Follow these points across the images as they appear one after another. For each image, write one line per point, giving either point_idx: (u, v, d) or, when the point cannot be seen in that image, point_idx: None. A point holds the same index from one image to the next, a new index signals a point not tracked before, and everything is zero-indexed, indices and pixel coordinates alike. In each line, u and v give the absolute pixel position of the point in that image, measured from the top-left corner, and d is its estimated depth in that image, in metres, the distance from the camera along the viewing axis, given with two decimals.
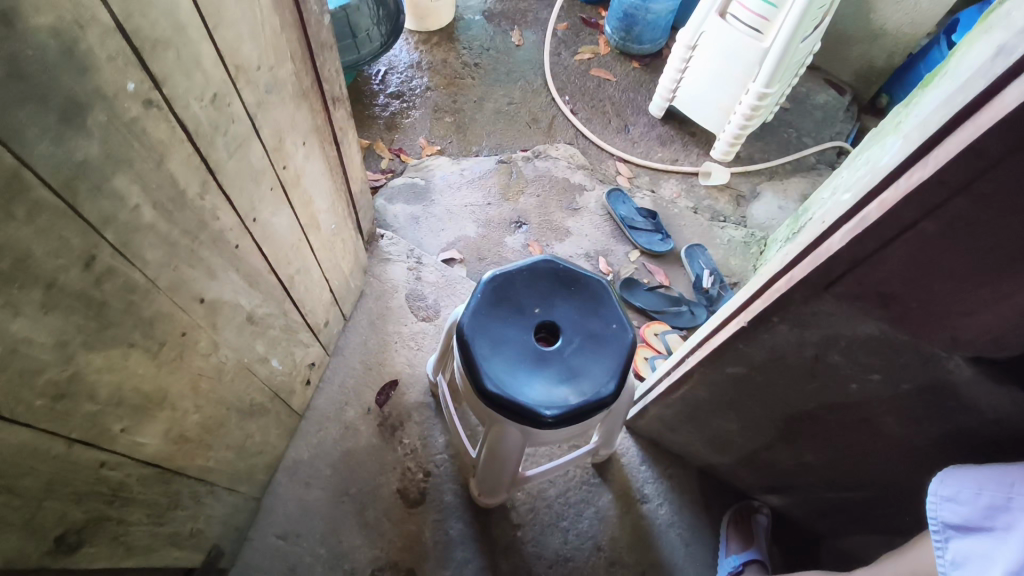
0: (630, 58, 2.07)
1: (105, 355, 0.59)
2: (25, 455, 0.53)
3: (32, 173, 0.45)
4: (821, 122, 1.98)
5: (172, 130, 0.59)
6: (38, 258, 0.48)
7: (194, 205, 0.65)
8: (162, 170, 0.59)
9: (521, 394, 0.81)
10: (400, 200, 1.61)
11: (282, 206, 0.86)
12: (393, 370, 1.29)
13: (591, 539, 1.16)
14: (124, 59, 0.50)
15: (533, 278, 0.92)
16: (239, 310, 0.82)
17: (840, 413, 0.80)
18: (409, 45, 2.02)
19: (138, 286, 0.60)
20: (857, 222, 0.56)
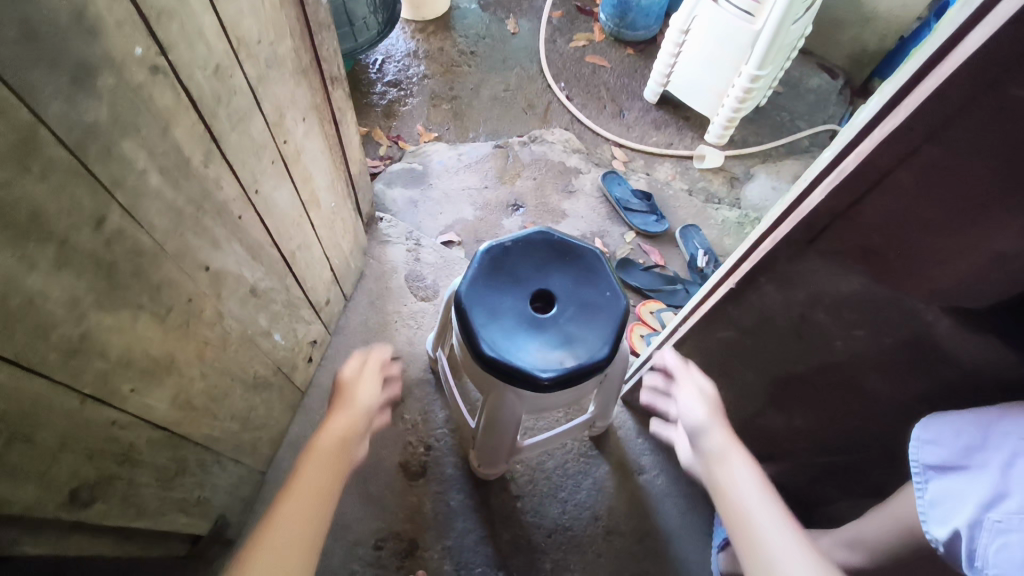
0: (624, 45, 2.09)
1: (115, 316, 0.61)
2: (41, 408, 0.55)
3: (46, 131, 0.47)
4: (814, 105, 2.00)
5: (177, 98, 0.61)
6: (51, 214, 0.50)
7: (199, 173, 0.68)
8: (168, 138, 0.61)
9: (517, 358, 0.84)
10: (398, 184, 1.63)
11: (283, 181, 0.89)
12: (393, 348, 1.32)
13: (589, 509, 1.19)
14: (131, 26, 0.53)
15: (529, 249, 0.94)
16: (242, 282, 0.85)
17: (827, 373, 0.82)
18: (405, 34, 2.04)
19: (146, 249, 0.63)
20: (834, 176, 0.59)
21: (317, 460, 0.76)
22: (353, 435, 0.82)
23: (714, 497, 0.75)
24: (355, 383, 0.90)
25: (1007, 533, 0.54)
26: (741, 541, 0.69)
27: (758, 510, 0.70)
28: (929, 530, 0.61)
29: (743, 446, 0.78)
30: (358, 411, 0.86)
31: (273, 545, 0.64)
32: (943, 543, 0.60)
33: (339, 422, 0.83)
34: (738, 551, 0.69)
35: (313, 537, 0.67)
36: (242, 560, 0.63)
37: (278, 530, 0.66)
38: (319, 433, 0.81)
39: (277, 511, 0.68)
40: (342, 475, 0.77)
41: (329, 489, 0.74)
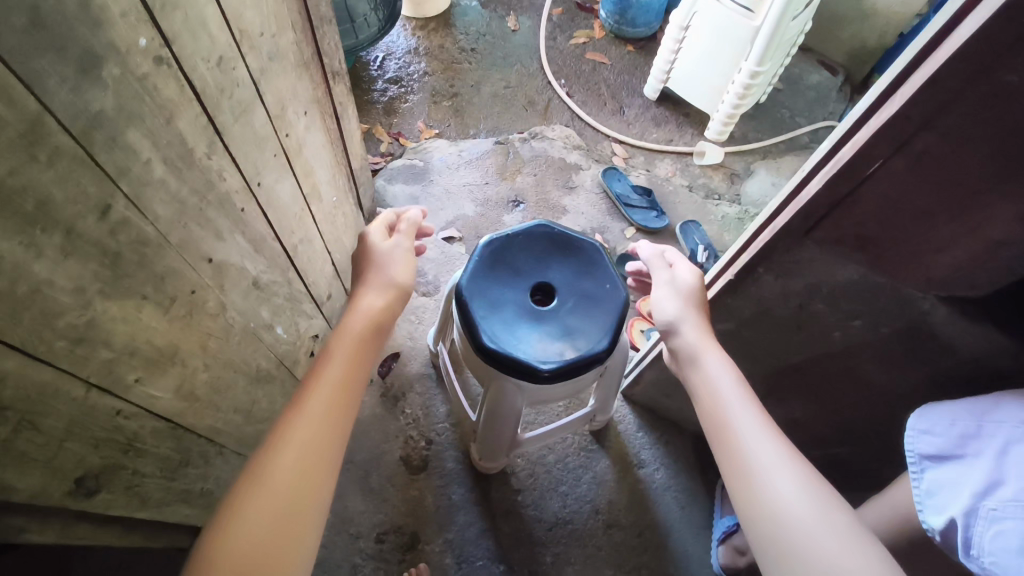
0: (624, 42, 2.09)
1: (120, 305, 0.62)
2: (47, 394, 0.56)
3: (53, 119, 0.48)
4: (813, 102, 2.01)
5: (181, 89, 0.61)
6: (57, 201, 0.51)
7: (202, 165, 0.68)
8: (172, 128, 0.62)
9: (517, 350, 0.84)
10: (399, 180, 1.64)
11: (285, 173, 0.89)
12: (395, 344, 1.33)
13: (589, 503, 1.20)
14: (135, 16, 0.53)
15: (528, 241, 0.94)
16: (245, 274, 0.86)
17: (825, 364, 0.83)
18: (405, 32, 2.04)
19: (150, 239, 0.63)
20: (831, 165, 0.60)
21: (345, 343, 0.78)
22: (387, 316, 0.84)
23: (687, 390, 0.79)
24: (392, 259, 0.90)
25: (1002, 521, 0.54)
26: (715, 432, 0.74)
27: (734, 401, 0.74)
28: (926, 519, 0.61)
29: (713, 341, 0.79)
30: (392, 288, 0.87)
31: (305, 427, 0.68)
32: (940, 532, 0.60)
33: (370, 301, 0.84)
34: (711, 440, 0.74)
35: (341, 421, 0.71)
36: (275, 440, 0.67)
37: (310, 413, 0.69)
38: (351, 311, 0.82)
39: (308, 394, 0.71)
40: (369, 357, 0.80)
41: (357, 373, 0.76)
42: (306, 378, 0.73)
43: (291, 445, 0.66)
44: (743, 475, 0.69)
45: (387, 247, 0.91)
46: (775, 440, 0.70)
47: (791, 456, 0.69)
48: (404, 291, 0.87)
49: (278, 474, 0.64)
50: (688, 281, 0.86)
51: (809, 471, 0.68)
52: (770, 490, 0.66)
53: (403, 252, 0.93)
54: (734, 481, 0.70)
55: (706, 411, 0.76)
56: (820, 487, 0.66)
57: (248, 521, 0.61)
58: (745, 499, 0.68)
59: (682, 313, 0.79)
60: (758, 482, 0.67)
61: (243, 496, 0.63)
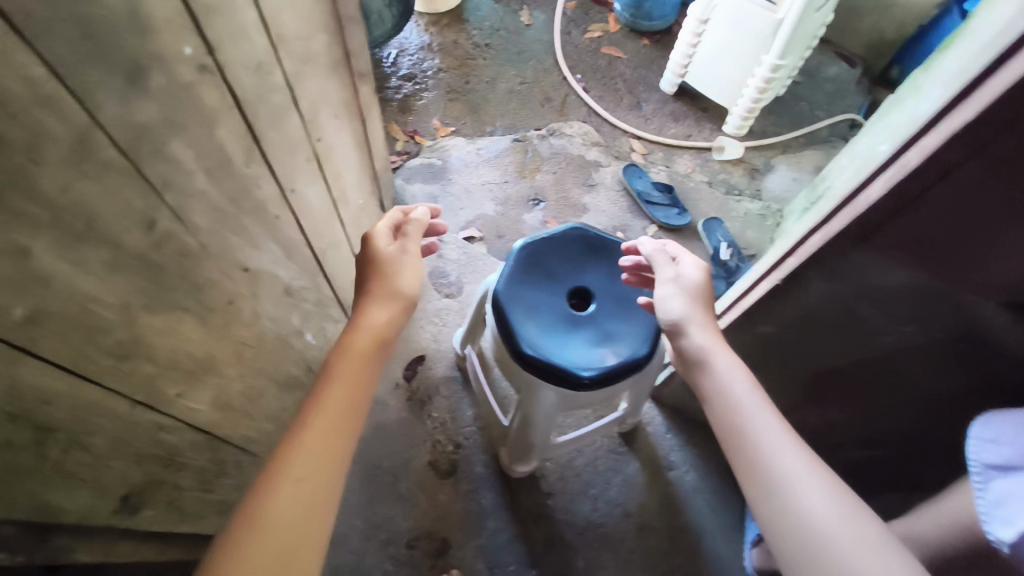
0: (640, 36, 2.06)
1: (163, 319, 0.60)
2: (94, 413, 0.55)
3: (102, 134, 0.46)
4: (833, 95, 1.99)
5: (222, 97, 0.60)
6: (106, 217, 0.49)
7: (240, 173, 0.67)
8: (213, 138, 0.60)
9: (557, 358, 0.83)
10: (417, 179, 1.62)
11: (316, 178, 0.86)
12: (419, 346, 1.32)
13: (620, 506, 1.20)
14: (180, 24, 0.51)
15: (563, 245, 0.92)
16: (277, 281, 0.84)
17: (869, 368, 0.81)
18: (419, 28, 2.01)
19: (192, 251, 0.62)
20: (896, 169, 0.59)
21: (352, 361, 0.77)
22: (388, 331, 0.82)
23: (702, 400, 0.77)
24: (397, 265, 0.87)
25: None
26: (736, 448, 0.71)
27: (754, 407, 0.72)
28: (992, 531, 0.59)
29: (726, 348, 0.76)
30: (398, 300, 0.84)
31: (305, 461, 0.67)
32: (1009, 544, 0.58)
33: (373, 317, 0.82)
34: (732, 456, 0.71)
35: (343, 449, 0.70)
36: (276, 474, 0.65)
37: (311, 445, 0.68)
38: (353, 330, 0.80)
39: (309, 424, 0.70)
40: (372, 376, 0.78)
41: (359, 397, 0.75)
42: (305, 405, 0.72)
43: (291, 481, 0.65)
44: (771, 496, 0.66)
45: (393, 251, 0.88)
46: (802, 457, 0.68)
47: (820, 473, 0.67)
48: (407, 303, 0.85)
49: (280, 511, 0.63)
50: (695, 277, 0.82)
51: (841, 487, 0.66)
52: (800, 512, 0.64)
53: (408, 256, 0.89)
54: (760, 501, 0.67)
55: (724, 426, 0.73)
56: (852, 507, 0.64)
57: (251, 562, 0.60)
58: (773, 522, 0.65)
59: (688, 316, 0.76)
60: (788, 504, 0.65)
61: (244, 538, 0.61)
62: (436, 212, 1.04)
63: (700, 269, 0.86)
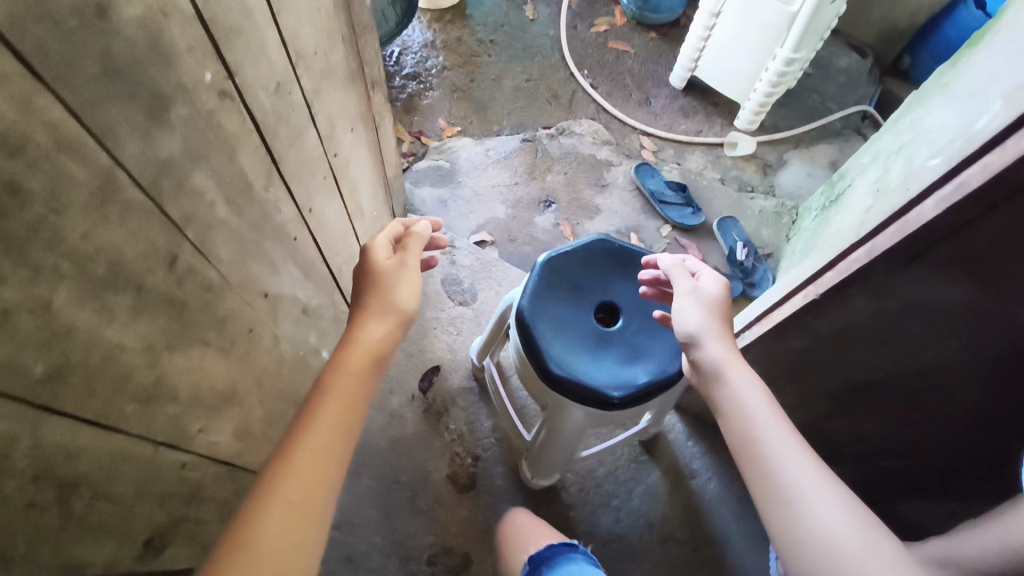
0: (647, 29, 2.02)
1: (185, 356, 0.58)
2: (120, 461, 0.52)
3: (124, 173, 0.43)
4: (844, 86, 1.96)
5: (242, 122, 0.57)
6: (128, 259, 0.46)
7: (260, 198, 0.64)
8: (233, 165, 0.57)
9: (586, 377, 0.80)
10: (426, 182, 1.59)
11: (333, 195, 0.83)
12: (434, 357, 1.29)
13: (643, 516, 1.18)
14: (202, 50, 0.48)
15: (589, 257, 0.90)
16: (296, 302, 0.81)
17: (910, 380, 0.77)
18: (421, 25, 1.96)
19: (213, 284, 0.59)
20: (953, 187, 0.56)
21: (350, 373, 0.70)
22: (386, 347, 0.75)
23: (714, 411, 0.74)
24: (394, 277, 0.80)
25: None
26: (747, 458, 0.68)
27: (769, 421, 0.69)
28: None
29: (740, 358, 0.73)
30: (393, 314, 0.77)
31: (295, 488, 0.61)
32: None
33: (370, 331, 0.74)
34: (743, 466, 0.69)
35: (333, 477, 0.64)
36: (260, 503, 0.59)
37: (301, 470, 0.62)
38: (348, 343, 0.73)
39: (298, 445, 0.63)
40: (369, 395, 0.71)
41: (354, 417, 0.68)
42: (292, 424, 0.65)
43: (279, 511, 0.59)
44: (782, 508, 0.64)
45: (392, 263, 0.81)
46: (815, 471, 0.65)
47: (835, 489, 0.64)
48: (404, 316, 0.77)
49: (264, 543, 0.57)
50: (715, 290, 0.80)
51: (856, 504, 0.63)
52: (809, 527, 0.61)
53: (407, 269, 0.82)
54: (771, 513, 0.65)
55: (737, 438, 0.70)
56: (866, 526, 0.61)
57: None
58: (782, 536, 0.63)
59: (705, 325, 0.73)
60: (796, 518, 0.62)
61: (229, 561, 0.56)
62: (437, 225, 1.00)
63: (719, 282, 0.84)
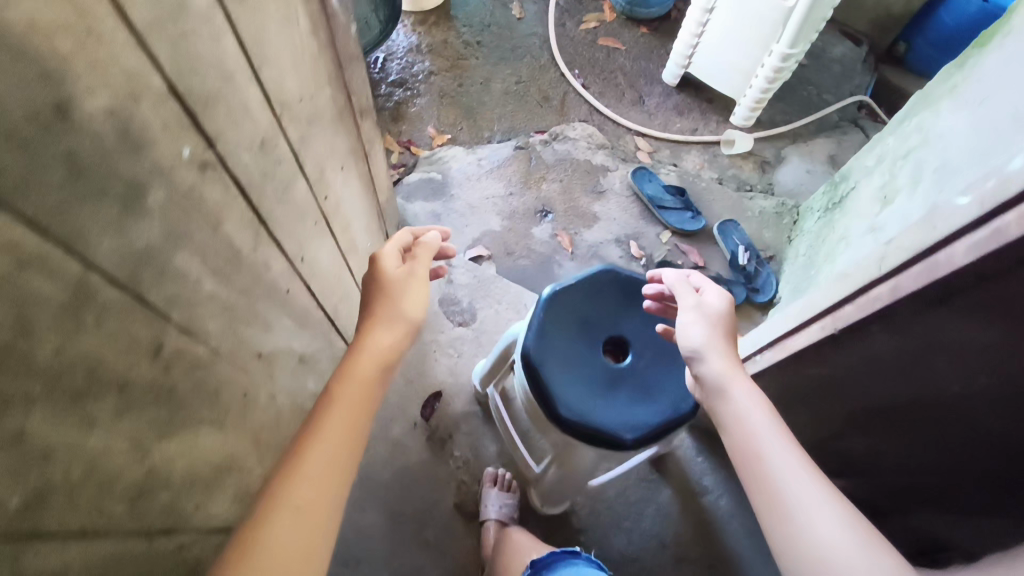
0: (637, 24, 1.97)
1: (177, 441, 0.54)
2: (112, 565, 0.49)
3: (98, 275, 0.39)
4: (840, 77, 1.92)
5: (227, 189, 0.52)
6: (108, 361, 0.42)
7: (249, 262, 0.60)
8: (219, 236, 0.53)
9: (598, 419, 0.77)
10: (418, 196, 1.54)
11: (325, 238, 0.79)
12: (435, 382, 1.26)
13: (655, 537, 1.16)
14: (179, 126, 0.44)
15: (595, 288, 0.86)
16: (292, 353, 0.78)
17: (919, 410, 0.72)
18: (405, 28, 1.90)
19: (203, 360, 0.55)
20: (988, 233, 0.55)
21: (350, 386, 0.66)
22: (393, 355, 0.71)
23: (718, 426, 0.72)
24: (403, 287, 0.75)
25: None
26: (749, 470, 0.66)
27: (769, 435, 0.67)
28: None
29: (744, 371, 0.71)
30: (400, 322, 0.72)
31: (303, 493, 0.58)
32: None
33: (378, 337, 0.70)
34: (745, 479, 0.66)
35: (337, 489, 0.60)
36: (268, 508, 0.57)
37: (310, 477, 0.59)
38: (356, 351, 0.69)
39: (306, 450, 0.60)
40: (371, 415, 0.67)
41: (360, 429, 0.64)
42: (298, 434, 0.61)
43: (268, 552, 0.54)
44: (781, 520, 0.61)
45: (402, 271, 0.77)
46: (818, 486, 0.62)
47: (839, 507, 0.60)
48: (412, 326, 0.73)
49: (268, 556, 0.54)
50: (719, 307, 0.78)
51: (858, 519, 0.60)
52: (808, 540, 0.59)
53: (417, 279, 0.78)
54: (772, 530, 0.62)
55: (739, 453, 0.68)
56: (869, 543, 0.58)
57: None
58: (784, 554, 0.60)
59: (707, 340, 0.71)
60: (795, 531, 0.60)
61: None
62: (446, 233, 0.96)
63: (723, 299, 0.81)
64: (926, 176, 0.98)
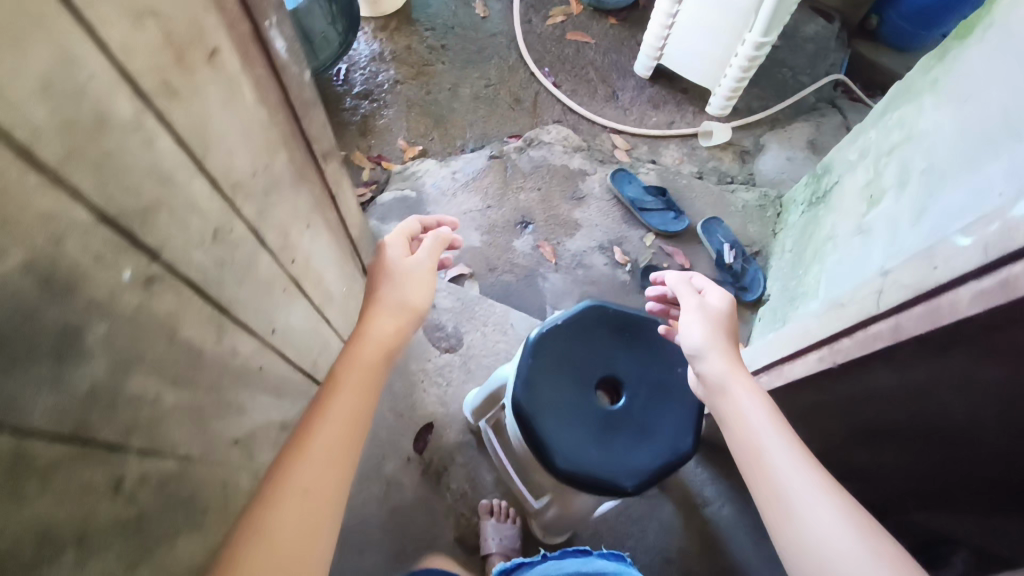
0: (605, 15, 1.92)
1: (151, 563, 0.50)
2: None
3: (36, 438, 0.35)
4: (814, 56, 1.88)
5: (180, 294, 0.48)
6: (61, 521, 0.38)
7: (214, 356, 0.56)
8: (175, 344, 0.49)
9: (598, 470, 0.75)
10: (393, 217, 1.50)
11: (296, 301, 0.75)
12: (426, 413, 1.23)
13: (661, 554, 1.15)
14: (115, 251, 0.39)
15: (582, 328, 0.83)
16: (271, 425, 0.74)
17: (923, 429, 0.72)
18: (367, 35, 1.83)
19: (172, 472, 0.52)
20: (993, 284, 0.53)
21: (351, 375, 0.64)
22: (394, 345, 0.69)
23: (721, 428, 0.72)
24: (402, 277, 0.74)
25: None
26: (749, 468, 0.66)
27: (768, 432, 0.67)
28: None
29: (744, 370, 0.72)
30: (404, 312, 0.71)
31: (309, 477, 0.56)
32: None
33: (378, 324, 0.69)
34: (746, 478, 0.66)
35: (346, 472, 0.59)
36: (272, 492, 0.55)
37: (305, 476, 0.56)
38: (358, 337, 0.68)
39: (312, 436, 0.59)
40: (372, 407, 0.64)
41: (361, 418, 0.62)
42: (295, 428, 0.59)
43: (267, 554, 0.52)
44: (782, 516, 0.61)
45: (403, 262, 0.76)
46: (817, 482, 0.62)
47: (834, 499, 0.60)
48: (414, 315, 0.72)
49: (278, 541, 0.53)
50: (719, 307, 0.79)
51: (858, 512, 0.59)
52: (806, 533, 0.58)
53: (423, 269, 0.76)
54: (773, 523, 0.62)
55: (740, 451, 0.68)
56: (869, 536, 0.57)
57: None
58: (785, 543, 0.60)
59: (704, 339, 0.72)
60: (796, 524, 0.59)
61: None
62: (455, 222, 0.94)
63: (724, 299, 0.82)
64: (914, 177, 0.96)
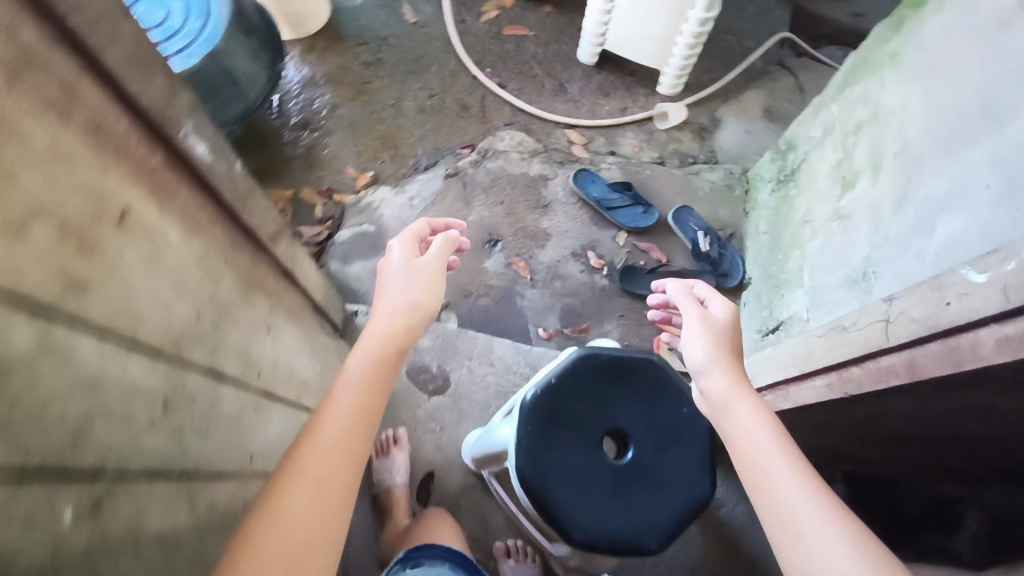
0: (540, 3, 1.83)
1: None
2: None
3: None
4: (757, 17, 1.83)
5: (137, 491, 0.42)
6: None
7: (188, 526, 0.50)
8: (143, 543, 0.43)
9: (621, 534, 0.73)
10: (356, 255, 1.43)
11: (269, 412, 0.69)
12: (425, 462, 1.18)
13: (683, 565, 1.13)
14: (47, 497, 0.34)
15: (576, 382, 0.78)
16: None
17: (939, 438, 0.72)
18: (294, 60, 1.71)
19: None
20: (1018, 331, 0.52)
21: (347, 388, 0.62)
22: (406, 338, 0.69)
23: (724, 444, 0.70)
24: (406, 275, 0.74)
25: None
26: (752, 487, 0.64)
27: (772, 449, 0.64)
28: None
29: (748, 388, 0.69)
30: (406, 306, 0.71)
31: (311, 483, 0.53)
32: None
33: (380, 320, 0.69)
34: (750, 495, 0.64)
35: (340, 514, 0.54)
36: (277, 499, 0.52)
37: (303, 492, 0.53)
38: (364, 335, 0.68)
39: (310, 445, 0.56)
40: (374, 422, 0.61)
41: (366, 437, 0.59)
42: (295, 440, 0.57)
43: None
44: (788, 538, 0.59)
45: (408, 265, 0.75)
46: (821, 503, 0.59)
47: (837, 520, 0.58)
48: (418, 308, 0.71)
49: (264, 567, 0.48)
50: (722, 319, 0.76)
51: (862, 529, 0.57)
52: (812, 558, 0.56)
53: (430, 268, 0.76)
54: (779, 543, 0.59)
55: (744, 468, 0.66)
56: (875, 561, 0.54)
57: None
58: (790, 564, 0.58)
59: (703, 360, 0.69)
60: (801, 548, 0.57)
61: None
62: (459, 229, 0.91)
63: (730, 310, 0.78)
64: (887, 161, 0.93)
